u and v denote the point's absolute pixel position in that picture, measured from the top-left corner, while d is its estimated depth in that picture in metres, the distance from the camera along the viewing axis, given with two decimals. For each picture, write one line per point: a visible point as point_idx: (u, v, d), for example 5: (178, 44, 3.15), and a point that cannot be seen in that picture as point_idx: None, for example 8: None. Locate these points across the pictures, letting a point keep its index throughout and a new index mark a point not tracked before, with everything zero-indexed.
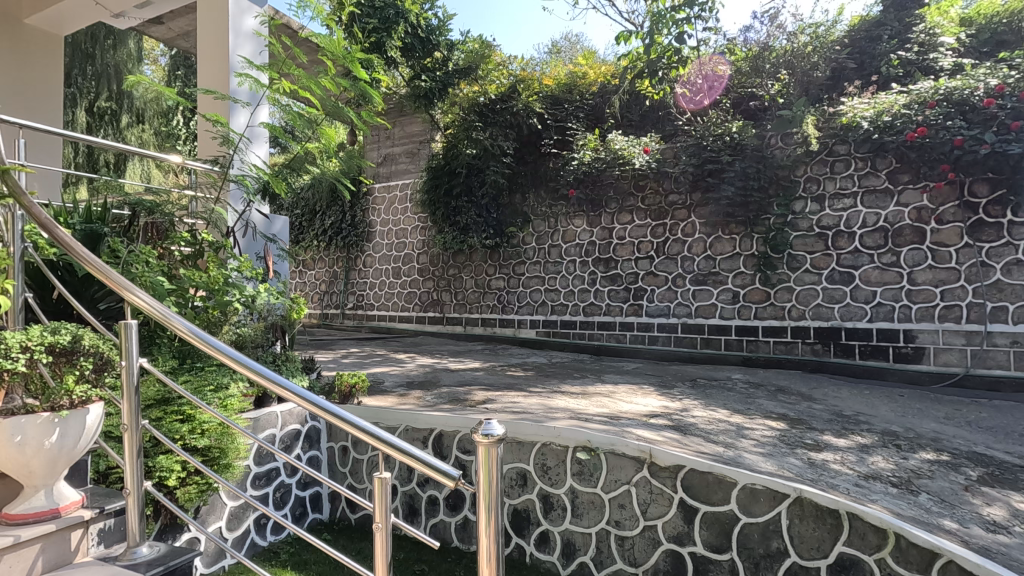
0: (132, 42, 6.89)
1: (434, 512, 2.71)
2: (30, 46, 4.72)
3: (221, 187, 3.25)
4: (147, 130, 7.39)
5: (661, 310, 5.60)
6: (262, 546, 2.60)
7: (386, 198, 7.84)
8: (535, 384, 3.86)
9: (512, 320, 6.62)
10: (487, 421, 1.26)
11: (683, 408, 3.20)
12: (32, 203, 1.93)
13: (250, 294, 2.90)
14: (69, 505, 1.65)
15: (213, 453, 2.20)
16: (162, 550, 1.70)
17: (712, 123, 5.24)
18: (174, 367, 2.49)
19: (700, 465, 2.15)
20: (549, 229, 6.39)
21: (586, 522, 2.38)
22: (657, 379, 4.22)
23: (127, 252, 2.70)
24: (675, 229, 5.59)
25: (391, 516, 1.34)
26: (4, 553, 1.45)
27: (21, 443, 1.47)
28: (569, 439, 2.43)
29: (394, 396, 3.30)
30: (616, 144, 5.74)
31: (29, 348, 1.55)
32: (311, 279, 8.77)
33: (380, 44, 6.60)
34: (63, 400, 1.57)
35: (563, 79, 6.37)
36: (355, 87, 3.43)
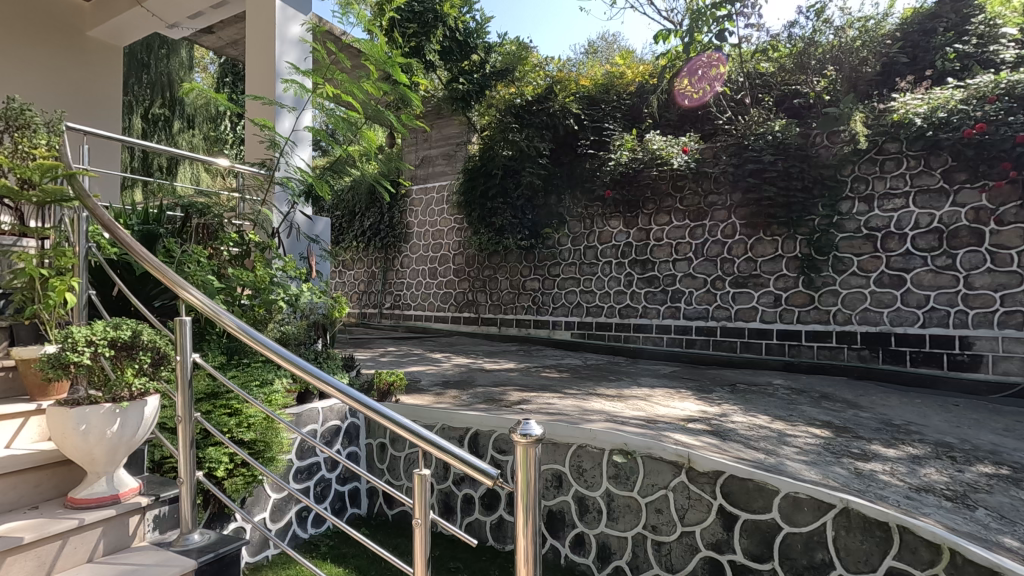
0: (184, 51, 7.23)
1: (470, 511, 2.74)
2: (92, 55, 4.98)
3: (267, 189, 3.35)
4: (197, 134, 7.67)
5: (699, 313, 5.50)
6: (304, 538, 2.67)
7: (423, 200, 7.95)
8: (571, 386, 3.84)
9: (548, 321, 6.61)
10: (525, 422, 1.26)
11: (722, 414, 3.14)
12: (95, 205, 2.08)
13: (294, 292, 2.97)
14: (128, 491, 1.74)
15: (258, 447, 2.28)
16: (212, 538, 1.77)
17: (753, 122, 5.12)
18: (222, 363, 2.59)
19: (739, 471, 2.11)
20: (584, 229, 6.36)
21: (622, 526, 2.35)
22: (695, 383, 4.14)
23: (181, 252, 2.86)
24: (714, 230, 5.47)
25: (430, 512, 1.36)
26: (69, 535, 1.55)
27: (85, 432, 1.56)
28: (605, 442, 2.43)
29: (430, 396, 3.33)
30: (654, 144, 5.68)
31: (93, 342, 1.67)
32: (351, 279, 8.98)
33: (419, 48, 6.72)
34: (124, 392, 1.66)
35: (600, 79, 6.34)
36: (396, 91, 3.49)
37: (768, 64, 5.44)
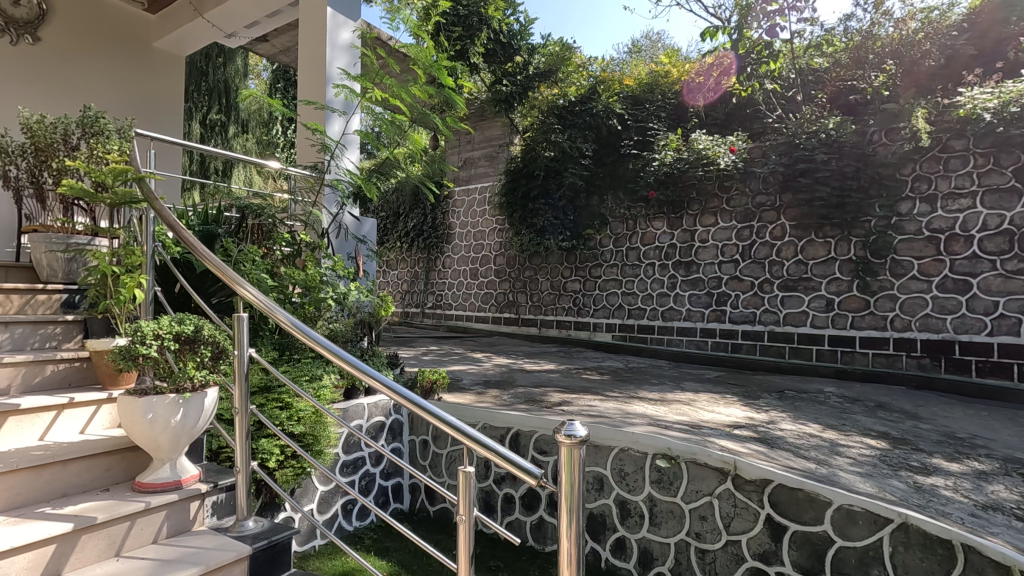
0: (239, 59, 7.55)
1: (511, 511, 2.75)
2: (157, 65, 5.24)
3: (317, 191, 3.46)
4: (250, 139, 7.95)
5: (746, 317, 5.35)
6: (349, 530, 2.74)
7: (465, 201, 8.04)
8: (613, 389, 3.81)
9: (588, 323, 6.57)
10: (570, 422, 1.25)
11: (770, 421, 3.05)
12: (162, 206, 2.23)
13: (342, 291, 3.07)
14: (190, 477, 1.83)
15: (308, 440, 2.35)
16: (265, 525, 1.85)
17: (805, 121, 4.96)
18: (275, 358, 2.69)
19: (789, 480, 2.05)
20: (627, 230, 6.30)
21: (664, 531, 2.32)
22: (740, 389, 4.03)
23: (239, 252, 3.00)
24: (762, 232, 5.31)
25: (474, 510, 1.38)
26: (137, 517, 1.65)
27: (152, 420, 1.66)
28: (647, 446, 2.40)
29: (472, 395, 3.37)
30: (699, 144, 5.57)
31: (160, 336, 1.76)
32: (394, 278, 9.16)
33: (464, 51, 6.72)
34: (187, 383, 1.76)
35: (645, 79, 6.28)
36: (442, 94, 3.56)
37: (822, 60, 5.29)
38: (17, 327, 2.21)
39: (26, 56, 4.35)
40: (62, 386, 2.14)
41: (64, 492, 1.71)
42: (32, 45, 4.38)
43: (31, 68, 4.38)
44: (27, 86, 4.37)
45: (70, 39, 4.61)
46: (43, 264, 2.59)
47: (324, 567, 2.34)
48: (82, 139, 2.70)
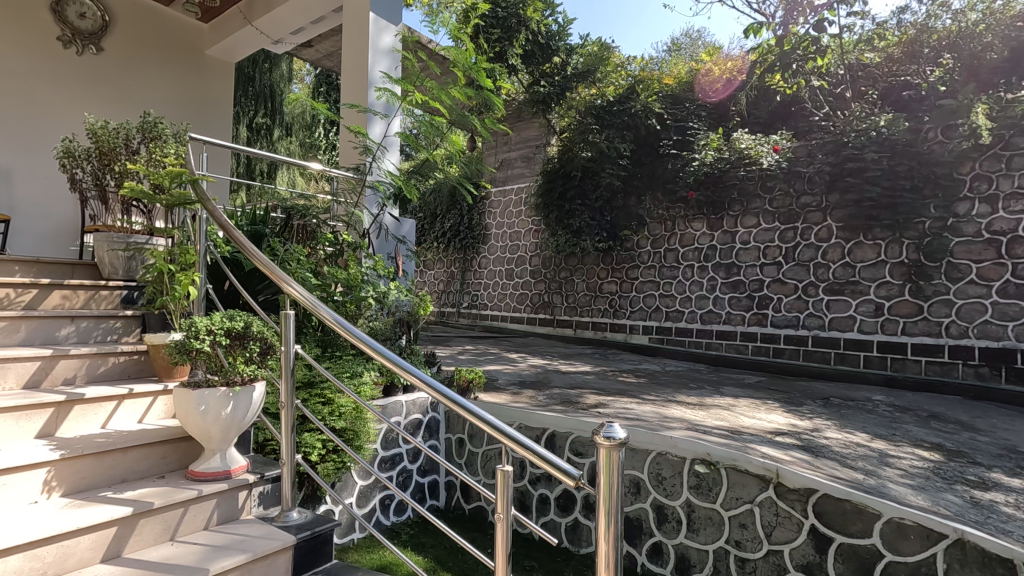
0: (284, 65, 7.78)
1: (546, 512, 2.75)
2: (208, 71, 5.45)
3: (359, 192, 3.54)
4: (294, 141, 8.18)
5: (789, 321, 5.20)
6: (386, 525, 2.79)
7: (502, 202, 8.09)
8: (649, 392, 3.77)
9: (624, 325, 6.50)
10: (609, 424, 1.24)
11: (814, 428, 2.95)
12: (214, 207, 2.35)
13: (382, 290, 3.14)
14: (238, 468, 1.91)
15: (348, 435, 2.41)
16: (308, 516, 1.91)
17: (855, 118, 4.79)
18: (318, 354, 2.77)
19: (835, 490, 1.98)
20: (665, 232, 6.21)
21: (702, 538, 2.28)
22: (782, 395, 3.92)
23: (284, 251, 3.10)
24: (807, 233, 5.15)
25: (512, 509, 1.38)
26: (189, 504, 1.72)
27: (204, 412, 1.74)
28: (686, 451, 2.36)
29: (507, 394, 3.39)
30: (741, 143, 5.45)
31: (212, 332, 1.84)
32: (431, 278, 9.27)
33: (503, 53, 6.73)
34: (236, 377, 1.83)
35: (685, 78, 6.18)
36: (481, 95, 3.59)
37: (873, 55, 5.12)
38: (82, 320, 2.35)
39: (90, 65, 4.61)
40: (122, 378, 2.25)
41: (123, 477, 1.80)
42: (97, 55, 4.64)
43: (95, 76, 4.64)
44: (91, 93, 4.62)
45: (130, 49, 4.86)
46: (105, 262, 2.73)
47: (363, 560, 2.39)
48: (142, 144, 2.87)
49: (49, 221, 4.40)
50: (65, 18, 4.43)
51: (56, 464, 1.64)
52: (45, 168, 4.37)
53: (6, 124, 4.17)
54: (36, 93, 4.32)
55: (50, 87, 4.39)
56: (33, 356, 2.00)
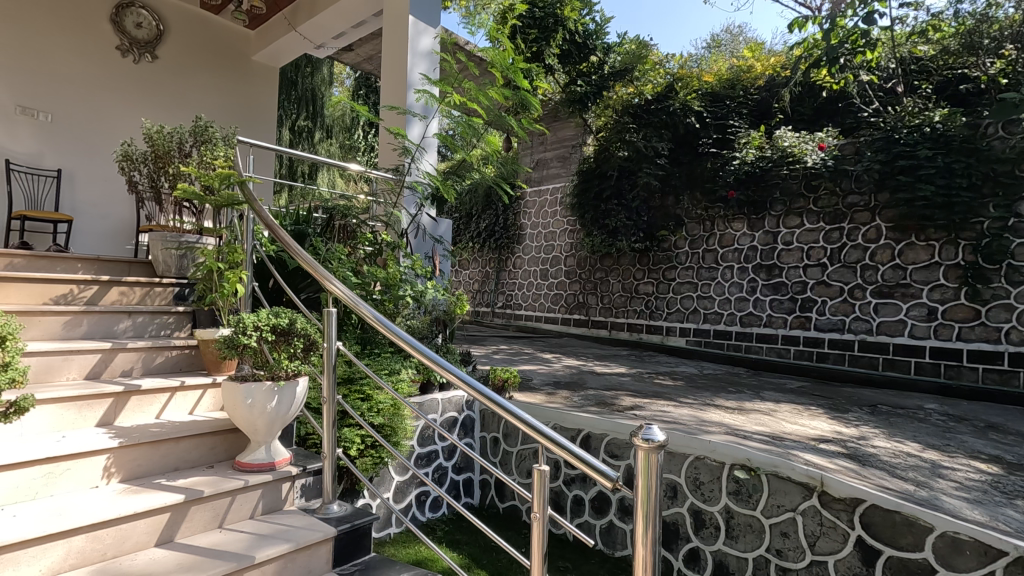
0: (325, 68, 7.97)
1: (580, 513, 2.74)
2: (254, 76, 5.63)
3: (398, 192, 3.60)
4: (334, 143, 8.36)
5: (833, 325, 5.03)
6: (422, 521, 2.83)
7: (537, 202, 8.09)
8: (687, 395, 3.70)
9: (660, 327, 6.39)
10: (647, 427, 1.22)
11: (861, 436, 2.84)
12: (261, 208, 2.44)
13: (420, 289, 3.18)
14: (282, 460, 1.97)
15: (386, 431, 2.45)
16: (348, 509, 1.96)
17: (907, 114, 4.58)
18: (358, 351, 2.83)
19: (884, 501, 1.90)
20: (704, 232, 6.09)
21: (741, 545, 2.23)
22: (827, 401, 3.78)
23: (326, 250, 3.20)
24: (854, 234, 4.96)
25: (548, 508, 1.38)
26: (236, 493, 1.79)
27: (251, 405, 1.81)
28: (725, 456, 2.31)
29: (542, 395, 3.39)
30: (784, 141, 5.25)
31: (259, 328, 1.90)
32: (466, 278, 9.34)
33: (539, 52, 6.67)
34: (282, 372, 1.89)
35: (726, 75, 6.02)
36: (518, 95, 3.58)
37: (927, 47, 4.91)
38: (138, 315, 2.48)
39: (146, 73, 4.84)
40: (174, 371, 2.36)
41: (175, 466, 1.89)
42: (151, 62, 4.86)
43: (150, 83, 4.87)
44: (147, 100, 4.85)
45: (183, 57, 5.08)
46: (159, 260, 2.86)
47: (399, 554, 2.44)
48: (194, 147, 3.01)
49: (107, 221, 4.63)
50: (123, 28, 4.66)
51: (115, 451, 1.73)
52: (104, 171, 4.61)
53: (70, 130, 4.42)
54: (97, 99, 4.56)
55: (109, 93, 4.62)
56: (94, 349, 2.12)
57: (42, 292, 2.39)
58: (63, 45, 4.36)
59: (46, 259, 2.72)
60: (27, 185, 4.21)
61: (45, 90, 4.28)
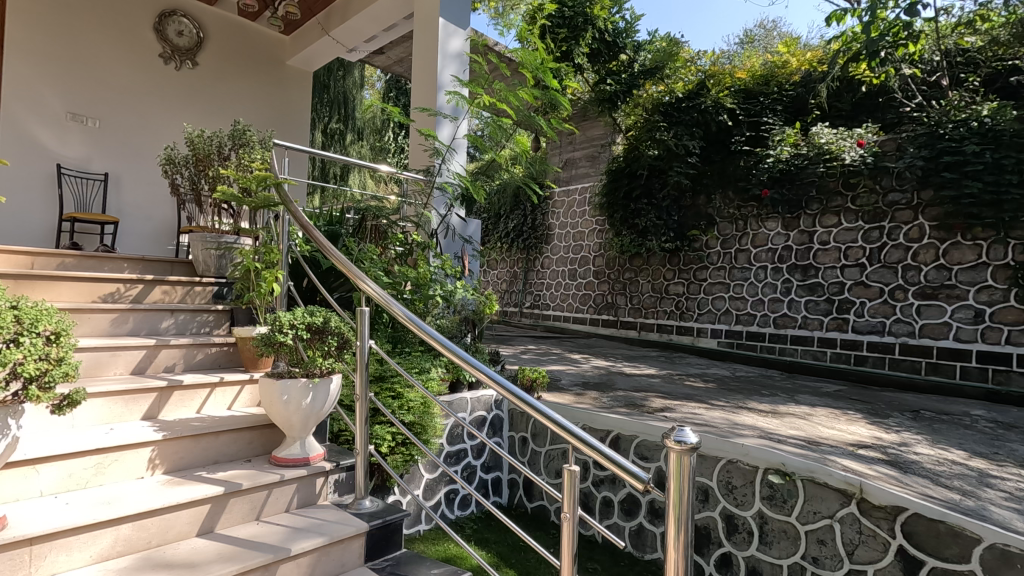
0: (357, 72, 8.11)
1: (609, 515, 2.72)
2: (289, 80, 5.77)
3: (428, 193, 3.65)
4: (365, 145, 8.50)
5: (872, 327, 4.87)
6: (451, 519, 2.85)
7: (565, 202, 8.07)
8: (719, 397, 3.64)
9: (691, 328, 6.29)
10: (680, 429, 1.21)
11: (902, 442, 2.75)
12: (297, 209, 2.51)
13: (449, 288, 3.21)
14: (317, 455, 2.02)
15: (415, 429, 2.48)
16: (380, 505, 1.99)
17: (952, 108, 4.41)
18: (389, 349, 2.87)
19: (927, 510, 1.84)
20: (736, 231, 5.98)
21: (776, 552, 2.18)
22: (865, 405, 3.67)
23: (359, 250, 3.26)
24: (895, 233, 4.80)
25: (578, 509, 1.38)
26: (272, 487, 1.84)
27: (286, 401, 1.86)
28: (759, 460, 2.26)
29: (571, 395, 3.38)
30: (821, 138, 5.09)
31: (295, 326, 1.94)
32: (495, 278, 9.36)
33: (568, 52, 6.64)
34: (316, 369, 1.94)
35: (760, 71, 5.89)
36: (547, 95, 3.58)
37: (974, 38, 4.70)
38: (180, 313, 2.57)
39: (187, 79, 5.00)
40: (214, 367, 2.43)
41: (215, 459, 1.95)
42: (192, 69, 5.03)
43: (191, 89, 5.03)
44: (188, 105, 5.02)
45: (222, 64, 5.23)
46: (200, 260, 2.96)
47: (428, 550, 2.46)
48: (232, 150, 3.10)
49: (150, 223, 4.81)
50: (165, 36, 4.84)
51: (159, 444, 1.80)
52: (148, 174, 4.79)
53: (117, 134, 4.61)
54: (142, 105, 4.74)
55: (152, 99, 4.79)
56: (139, 346, 2.20)
57: (91, 291, 2.50)
58: (109, 54, 4.55)
59: (95, 259, 2.84)
60: (77, 188, 4.39)
61: (94, 97, 4.47)
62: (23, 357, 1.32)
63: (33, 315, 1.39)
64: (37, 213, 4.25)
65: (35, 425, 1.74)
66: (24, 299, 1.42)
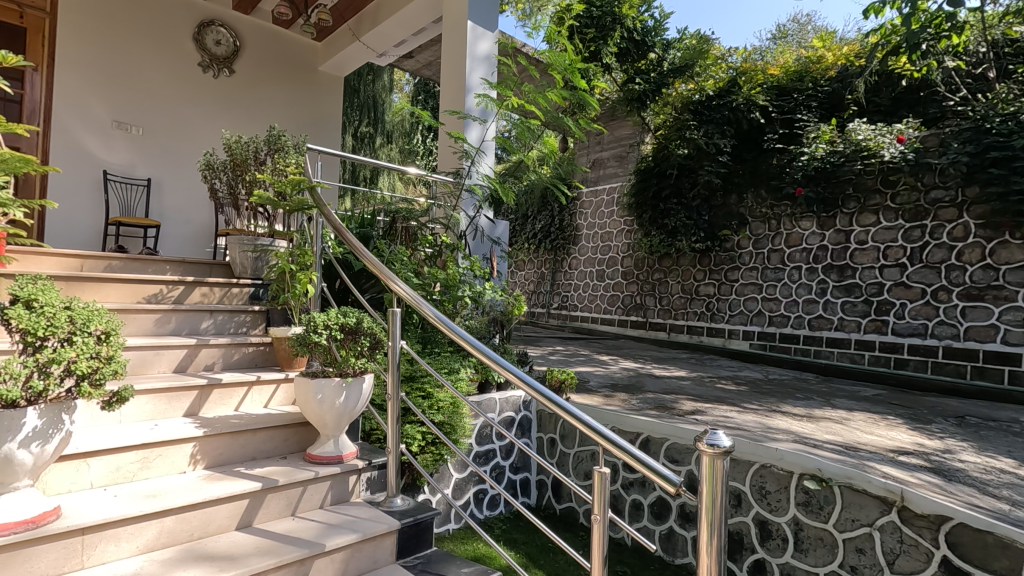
0: (386, 76, 8.24)
1: (639, 518, 2.70)
2: (322, 85, 5.89)
3: (456, 195, 3.69)
4: (394, 148, 8.61)
5: (914, 329, 4.71)
6: (480, 518, 2.87)
7: (593, 202, 8.03)
8: (751, 400, 3.57)
9: (722, 329, 6.18)
10: (713, 432, 1.19)
11: (946, 449, 2.65)
12: (330, 212, 2.56)
13: (478, 289, 3.23)
14: (349, 454, 2.06)
15: (445, 429, 2.51)
16: (411, 503, 2.02)
17: (998, 101, 4.24)
18: (420, 349, 2.91)
19: (973, 520, 1.77)
20: (768, 231, 5.86)
21: (812, 560, 2.12)
22: (907, 410, 3.55)
23: (389, 252, 3.31)
24: (937, 232, 4.63)
25: (609, 511, 1.37)
26: (307, 484, 1.88)
27: (320, 400, 1.91)
28: (793, 464, 2.21)
29: (600, 397, 3.37)
30: (858, 134, 4.94)
31: (328, 327, 1.98)
32: (522, 279, 9.37)
33: (597, 52, 6.59)
34: (349, 369, 1.98)
35: (793, 67, 5.76)
36: (576, 96, 3.57)
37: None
38: (219, 313, 2.65)
39: (225, 87, 5.16)
40: (251, 366, 2.51)
41: (253, 455, 2.01)
42: (229, 77, 5.19)
43: (228, 96, 5.18)
44: (225, 112, 5.18)
45: (257, 70, 5.38)
46: (238, 261, 3.06)
47: (458, 549, 2.48)
48: (268, 155, 3.19)
49: (190, 225, 4.97)
50: (204, 46, 5.00)
51: (200, 440, 1.87)
52: (188, 179, 4.95)
53: (159, 140, 4.78)
54: (182, 112, 4.91)
55: (192, 106, 4.96)
56: (181, 345, 2.28)
57: (136, 292, 2.61)
58: (152, 64, 4.73)
59: (139, 261, 2.96)
60: (122, 193, 4.58)
61: (138, 106, 4.66)
62: (75, 355, 1.39)
63: (86, 315, 1.45)
64: (86, 218, 4.45)
65: (86, 419, 1.82)
66: (78, 299, 1.49)
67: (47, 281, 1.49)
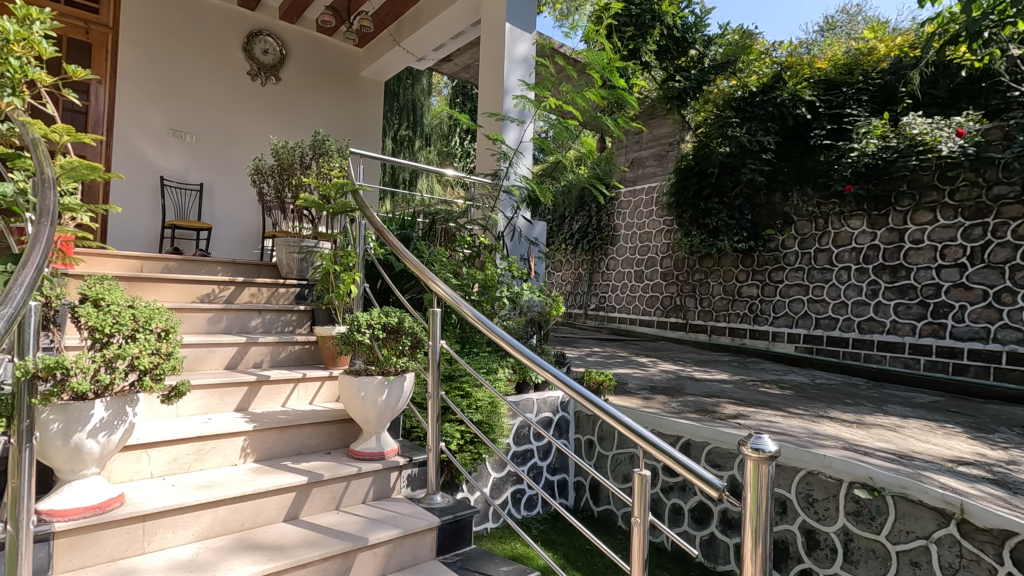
0: (425, 79, 8.35)
1: (679, 522, 2.66)
2: (363, 90, 6.03)
3: (495, 196, 3.71)
4: (432, 151, 8.72)
5: (974, 333, 4.48)
6: (518, 518, 2.88)
7: (632, 202, 7.94)
8: (797, 405, 3.46)
9: (766, 331, 6.01)
10: (758, 436, 1.16)
11: (1011, 460, 2.50)
12: (371, 213, 2.61)
13: (515, 290, 3.24)
14: (391, 450, 2.10)
15: (484, 428, 2.53)
16: (451, 501, 2.04)
17: None
18: (459, 349, 2.95)
19: None
20: (815, 229, 5.66)
21: (862, 572, 2.04)
22: (966, 418, 3.37)
23: (429, 254, 3.37)
24: (1001, 230, 4.40)
25: (649, 514, 1.35)
26: (350, 479, 1.93)
27: (364, 397, 1.96)
28: (843, 472, 2.13)
29: (639, 398, 3.33)
30: (913, 128, 4.70)
31: (371, 326, 2.02)
32: (559, 279, 9.33)
33: (636, 50, 6.48)
34: (391, 367, 2.02)
35: (843, 60, 5.55)
36: (614, 94, 3.53)
37: None
38: (266, 313, 2.75)
39: (272, 94, 5.35)
40: (297, 364, 2.59)
41: (298, 450, 2.08)
42: (276, 84, 5.37)
43: (274, 102, 5.36)
44: (273, 118, 5.36)
45: (302, 77, 5.54)
46: (284, 262, 3.17)
47: (496, 548, 2.50)
48: (313, 159, 3.29)
49: (239, 228, 5.18)
50: (252, 55, 5.19)
51: (250, 434, 1.95)
52: (237, 183, 5.16)
53: (211, 147, 4.99)
54: (232, 119, 5.11)
55: (240, 113, 5.16)
56: (232, 342, 2.38)
57: (190, 292, 2.73)
58: (204, 73, 4.94)
59: (192, 262, 3.10)
60: (178, 198, 4.81)
61: (191, 114, 4.88)
62: (138, 351, 1.47)
63: (147, 314, 1.54)
64: (145, 221, 4.69)
65: (147, 412, 1.93)
66: (140, 299, 1.58)
67: (112, 282, 1.59)
